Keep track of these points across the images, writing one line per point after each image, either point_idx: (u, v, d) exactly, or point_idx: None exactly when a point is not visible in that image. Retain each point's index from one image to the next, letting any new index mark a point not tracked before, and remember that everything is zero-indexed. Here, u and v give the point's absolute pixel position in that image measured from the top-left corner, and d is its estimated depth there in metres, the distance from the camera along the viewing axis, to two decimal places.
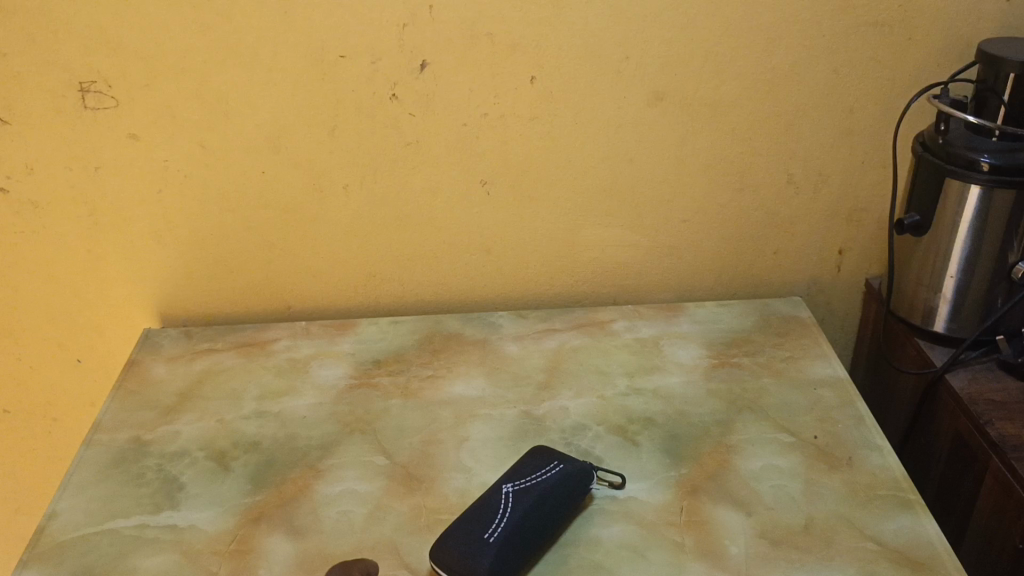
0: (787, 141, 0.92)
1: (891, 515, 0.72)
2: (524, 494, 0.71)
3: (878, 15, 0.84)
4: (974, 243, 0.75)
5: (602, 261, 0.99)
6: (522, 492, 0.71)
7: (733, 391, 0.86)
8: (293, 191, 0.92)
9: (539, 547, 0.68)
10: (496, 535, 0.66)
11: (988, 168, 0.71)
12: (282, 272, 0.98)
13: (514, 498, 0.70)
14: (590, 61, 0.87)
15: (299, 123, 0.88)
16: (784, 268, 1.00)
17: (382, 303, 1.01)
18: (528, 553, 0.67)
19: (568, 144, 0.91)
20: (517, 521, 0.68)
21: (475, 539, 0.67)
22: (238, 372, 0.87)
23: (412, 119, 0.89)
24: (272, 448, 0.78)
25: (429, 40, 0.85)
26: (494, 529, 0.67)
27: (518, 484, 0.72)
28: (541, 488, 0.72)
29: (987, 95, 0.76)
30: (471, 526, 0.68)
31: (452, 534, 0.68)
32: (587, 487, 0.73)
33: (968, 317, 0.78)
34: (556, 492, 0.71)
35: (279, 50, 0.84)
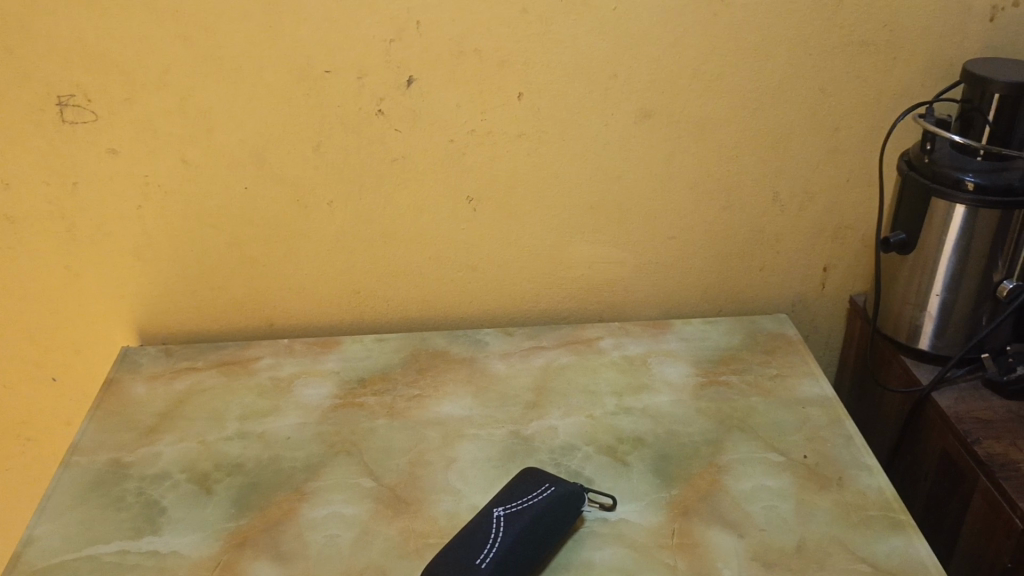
0: (772, 157, 0.94)
1: (883, 536, 0.70)
2: (517, 519, 0.67)
3: (861, 35, 0.87)
4: (959, 263, 0.86)
5: (588, 278, 1.01)
6: (514, 515, 0.68)
7: (722, 409, 0.85)
8: (278, 209, 0.93)
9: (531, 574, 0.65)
10: (489, 563, 0.63)
11: (973, 188, 0.82)
12: (267, 291, 0.98)
13: (506, 522, 0.67)
14: (578, 76, 0.87)
15: (288, 143, 0.89)
16: (769, 283, 1.04)
17: (366, 320, 1.02)
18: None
19: (556, 160, 0.92)
20: (510, 546, 0.65)
21: (464, 566, 0.63)
22: (221, 392, 0.88)
23: (398, 134, 0.89)
24: (254, 470, 0.77)
25: (418, 54, 0.84)
26: (486, 554, 0.64)
27: (510, 507, 0.69)
28: (533, 511, 0.68)
29: (973, 114, 0.85)
30: (460, 553, 0.64)
31: (441, 559, 0.64)
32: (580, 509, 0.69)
33: (953, 336, 0.90)
34: (550, 517, 0.67)
35: (265, 67, 0.84)
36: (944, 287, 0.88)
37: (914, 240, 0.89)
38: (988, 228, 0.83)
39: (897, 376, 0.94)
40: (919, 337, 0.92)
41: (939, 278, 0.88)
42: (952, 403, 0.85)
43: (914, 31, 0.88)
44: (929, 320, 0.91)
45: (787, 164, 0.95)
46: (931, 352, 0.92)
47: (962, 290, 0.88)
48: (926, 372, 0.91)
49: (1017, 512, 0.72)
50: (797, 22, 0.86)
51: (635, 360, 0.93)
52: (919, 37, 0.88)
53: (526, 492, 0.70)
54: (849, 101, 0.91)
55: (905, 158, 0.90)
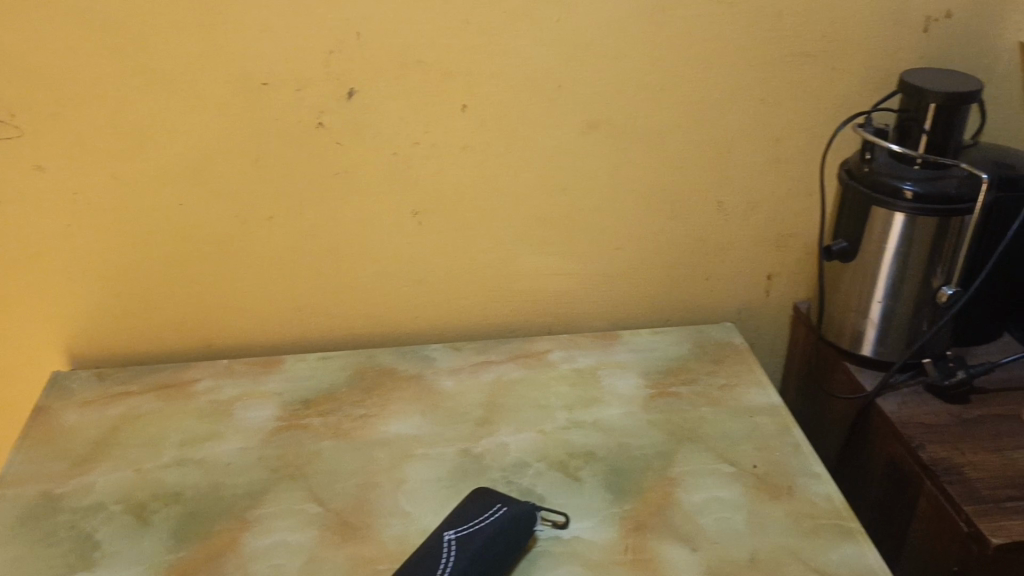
0: (717, 167, 0.95)
1: (834, 544, 0.70)
2: (468, 542, 0.66)
3: (801, 46, 0.88)
4: (899, 270, 0.88)
5: (536, 290, 1.00)
6: (466, 539, 0.66)
7: (672, 421, 0.85)
8: (216, 225, 0.90)
9: None
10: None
11: (912, 196, 0.83)
12: (205, 310, 0.95)
13: (457, 546, 0.66)
14: (523, 88, 0.86)
15: (226, 157, 0.86)
16: (715, 292, 1.04)
17: (309, 338, 0.99)
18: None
19: (502, 172, 0.91)
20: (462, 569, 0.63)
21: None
22: (158, 417, 0.84)
23: (340, 148, 0.87)
24: (194, 499, 0.74)
25: (359, 65, 0.83)
26: None
27: (462, 530, 0.67)
28: (485, 533, 0.66)
29: (911, 124, 0.86)
30: None
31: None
32: (532, 529, 0.68)
33: (895, 342, 0.92)
34: (503, 538, 0.66)
35: (200, 80, 0.81)
36: (885, 294, 0.89)
37: (855, 248, 0.90)
38: (926, 236, 0.85)
39: (841, 382, 0.96)
40: (862, 343, 0.93)
41: (881, 285, 0.89)
42: (896, 409, 0.87)
43: (851, 42, 0.89)
44: (871, 327, 0.92)
45: (731, 174, 0.95)
46: (874, 358, 0.93)
47: (903, 296, 0.89)
48: (869, 379, 0.92)
49: (962, 516, 0.73)
50: (738, 34, 0.86)
51: (585, 373, 0.92)
52: (856, 49, 0.89)
53: (477, 513, 0.69)
54: (790, 111, 0.92)
55: (845, 167, 0.91)
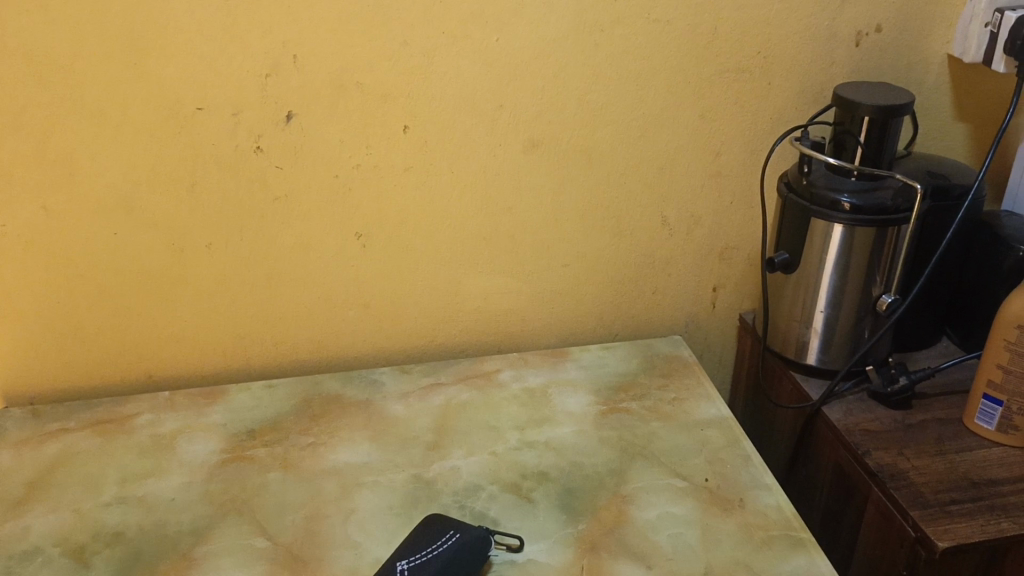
0: (659, 182, 0.95)
1: (785, 555, 0.71)
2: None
3: (737, 62, 0.90)
4: (840, 280, 0.89)
5: (485, 310, 0.99)
6: (419, 568, 0.65)
7: (623, 437, 0.85)
8: (153, 254, 0.87)
9: None
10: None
11: (849, 208, 0.84)
12: (144, 341, 0.93)
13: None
14: (464, 108, 0.86)
15: (161, 185, 0.84)
16: (662, 307, 1.04)
17: (254, 366, 0.97)
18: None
19: (446, 193, 0.90)
20: None
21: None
22: (96, 455, 0.81)
23: (280, 172, 0.85)
24: (136, 539, 0.71)
25: (296, 89, 0.81)
26: None
27: (415, 559, 0.66)
28: (439, 562, 0.65)
29: (845, 137, 0.88)
30: None
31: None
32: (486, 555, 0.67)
33: (838, 350, 0.93)
34: (457, 566, 0.65)
35: (131, 107, 0.79)
36: (827, 303, 0.91)
37: (797, 260, 0.91)
38: (865, 246, 0.86)
39: (788, 391, 0.97)
40: (807, 353, 0.95)
41: (822, 295, 0.91)
42: (842, 417, 0.88)
43: (786, 58, 0.91)
44: (815, 336, 0.93)
45: (673, 189, 0.96)
46: (819, 366, 0.94)
47: (844, 305, 0.90)
48: (815, 387, 0.94)
49: (909, 521, 0.75)
50: (675, 51, 0.87)
51: (535, 391, 0.92)
52: (790, 63, 0.91)
53: (430, 541, 0.68)
54: (728, 126, 0.94)
55: (784, 180, 0.93)
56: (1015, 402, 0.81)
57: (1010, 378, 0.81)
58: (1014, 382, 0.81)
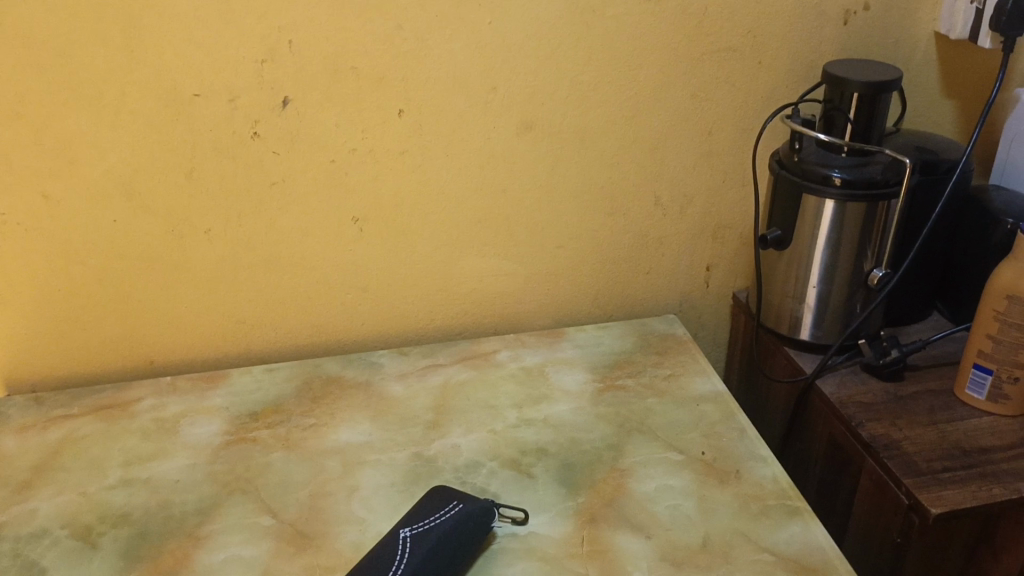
0: (652, 162, 0.96)
1: (782, 524, 0.72)
2: (423, 541, 0.66)
3: (727, 42, 0.91)
4: (831, 255, 0.90)
5: (481, 292, 1.00)
6: (420, 536, 0.66)
7: (620, 413, 0.86)
8: (151, 240, 0.88)
9: None
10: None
11: (840, 183, 0.86)
12: (144, 327, 0.93)
13: (412, 544, 0.66)
14: (458, 90, 0.87)
15: (159, 171, 0.84)
16: (657, 286, 1.06)
17: (253, 351, 0.98)
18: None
19: (441, 176, 0.91)
20: (416, 567, 0.64)
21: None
22: (100, 439, 0.82)
23: (276, 156, 0.86)
24: (142, 519, 0.72)
25: (291, 74, 0.82)
26: None
27: (416, 527, 0.68)
28: (441, 529, 0.67)
29: (835, 114, 0.89)
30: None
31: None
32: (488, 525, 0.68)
33: (831, 325, 0.95)
34: (459, 533, 0.66)
35: (129, 94, 0.80)
36: (819, 279, 0.92)
37: (789, 236, 0.92)
38: (855, 221, 0.87)
39: (782, 366, 0.98)
40: (800, 328, 0.96)
41: (814, 271, 0.92)
42: (836, 390, 0.89)
43: (775, 37, 0.92)
44: (808, 311, 0.95)
45: (666, 169, 0.97)
46: (812, 341, 0.96)
47: (836, 280, 0.92)
48: (809, 362, 0.95)
49: (902, 489, 0.76)
50: (667, 31, 0.88)
51: (532, 370, 0.93)
52: (780, 42, 0.92)
53: (433, 510, 0.69)
54: (720, 106, 0.95)
55: (776, 157, 0.94)
56: (1005, 371, 0.82)
57: (1000, 348, 0.82)
58: (1004, 352, 0.82)
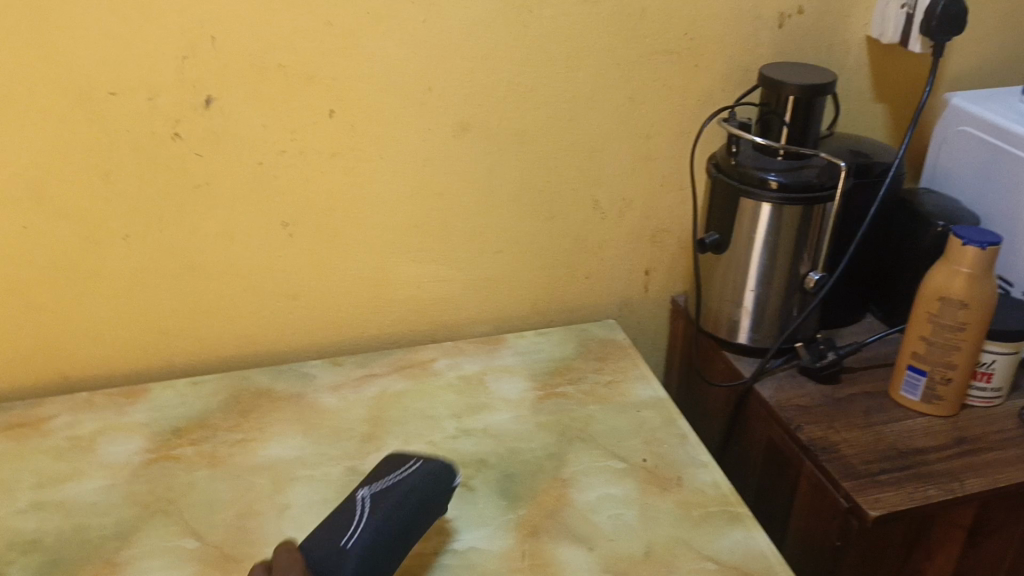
0: (590, 165, 0.95)
1: (724, 531, 0.71)
2: (383, 497, 0.66)
3: (664, 44, 0.90)
4: (768, 259, 0.90)
5: (417, 299, 0.98)
6: (381, 493, 0.67)
7: (561, 421, 0.85)
8: (64, 247, 0.83)
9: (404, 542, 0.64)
10: (355, 542, 0.62)
11: (777, 187, 0.85)
12: (58, 339, 0.88)
13: (374, 496, 0.66)
14: (391, 91, 0.84)
15: (71, 174, 0.80)
16: (596, 290, 1.04)
17: (177, 363, 0.93)
18: (392, 553, 0.63)
19: (375, 180, 0.89)
20: (377, 523, 0.64)
21: (331, 548, 0.62)
22: (8, 460, 0.77)
23: (199, 159, 0.82)
24: (55, 545, 0.68)
25: (215, 71, 0.78)
26: (352, 534, 0.63)
27: (376, 486, 0.68)
28: (401, 485, 0.67)
29: (772, 117, 0.89)
30: (328, 535, 0.63)
31: (310, 544, 0.62)
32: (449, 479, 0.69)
33: (768, 328, 0.95)
34: (425, 482, 0.68)
35: (37, 91, 0.75)
36: (757, 282, 0.92)
37: (727, 240, 0.92)
38: (792, 225, 0.87)
39: (721, 370, 0.98)
40: (738, 332, 0.96)
41: (752, 275, 0.92)
42: (774, 393, 0.89)
43: (712, 39, 0.91)
44: (746, 315, 0.94)
45: (604, 172, 0.96)
46: (750, 345, 0.96)
47: (773, 284, 0.92)
48: (747, 365, 0.95)
49: (842, 492, 0.76)
50: (603, 32, 0.87)
51: (471, 379, 0.91)
52: (716, 46, 0.92)
53: (394, 469, 0.70)
54: (658, 109, 0.94)
55: (713, 161, 0.93)
56: (938, 373, 0.83)
57: (933, 350, 0.83)
58: (938, 354, 0.83)
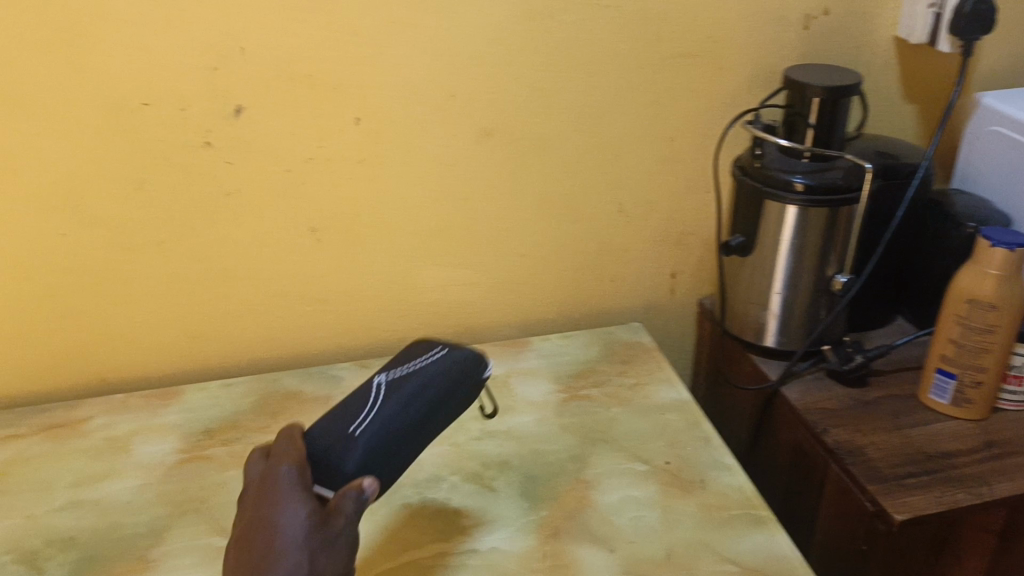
0: (614, 169, 0.95)
1: (746, 533, 0.71)
2: (399, 385, 0.66)
3: (687, 48, 0.90)
4: (794, 261, 0.90)
5: (443, 303, 0.99)
6: (398, 381, 0.67)
7: (584, 423, 0.85)
8: (101, 254, 0.86)
9: (417, 434, 0.64)
10: (362, 430, 0.62)
11: (802, 189, 0.85)
12: (95, 343, 0.91)
13: (387, 387, 0.66)
14: (415, 98, 0.85)
15: (107, 183, 0.82)
16: (622, 294, 1.05)
17: (209, 366, 0.95)
18: (398, 447, 0.63)
19: (399, 186, 0.90)
20: (388, 413, 0.63)
21: (338, 435, 0.62)
22: (47, 460, 0.80)
23: (229, 167, 0.84)
24: (90, 542, 0.70)
25: (243, 80, 0.80)
26: (361, 423, 0.63)
27: (394, 374, 0.68)
28: (419, 374, 0.67)
29: (796, 119, 0.89)
30: (339, 421, 0.63)
31: (319, 433, 0.63)
32: (472, 371, 0.69)
33: (795, 331, 0.94)
34: (440, 382, 0.66)
35: (74, 104, 0.78)
36: (783, 285, 0.92)
37: (752, 243, 0.92)
38: (818, 227, 0.87)
39: (748, 373, 0.98)
40: (765, 335, 0.95)
41: (779, 277, 0.92)
42: (800, 396, 0.89)
43: (736, 43, 0.91)
44: (772, 318, 0.94)
45: (628, 175, 0.96)
46: (777, 348, 0.95)
47: (800, 286, 0.91)
48: (774, 368, 0.94)
49: (867, 496, 0.76)
50: (625, 37, 0.88)
51: (495, 381, 0.92)
52: (740, 48, 0.92)
53: (419, 356, 0.70)
54: (681, 112, 0.94)
55: (738, 163, 0.93)
56: (968, 375, 0.82)
57: (962, 352, 0.82)
58: (967, 356, 0.82)
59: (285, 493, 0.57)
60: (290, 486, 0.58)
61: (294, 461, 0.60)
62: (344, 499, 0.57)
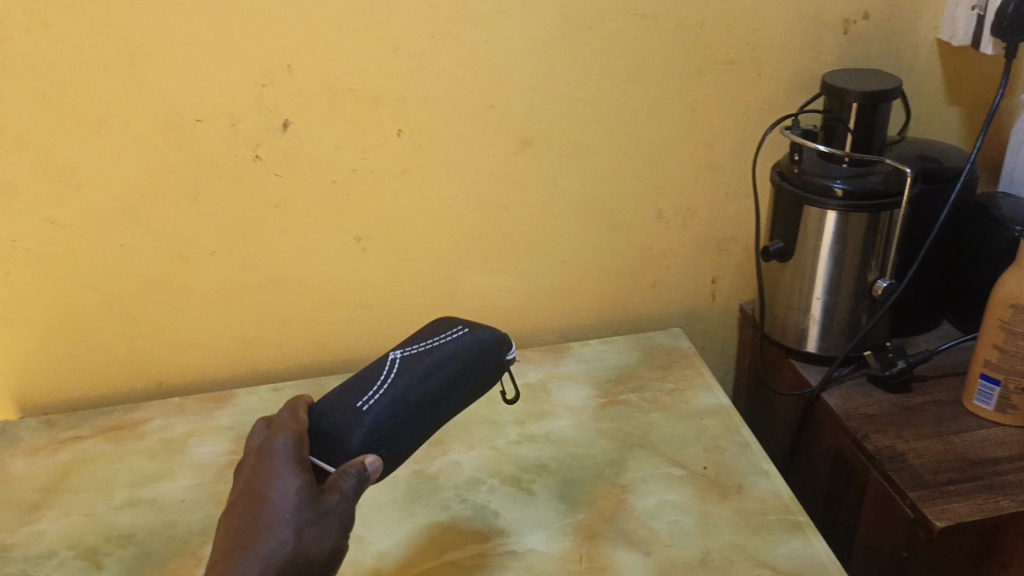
0: (653, 176, 0.96)
1: (783, 538, 0.71)
2: (413, 363, 0.65)
3: (724, 55, 0.91)
4: (835, 266, 0.90)
5: (484, 309, 1.01)
6: (413, 359, 0.66)
7: (622, 428, 0.86)
8: (158, 263, 0.90)
9: (425, 414, 0.64)
10: (371, 406, 0.62)
11: (841, 194, 0.85)
12: (153, 349, 0.95)
13: (400, 364, 0.65)
14: (455, 110, 0.88)
15: (163, 196, 0.86)
16: (662, 299, 1.05)
17: (260, 371, 0.99)
18: (408, 426, 0.63)
19: (441, 195, 0.92)
20: (399, 391, 0.63)
21: (347, 411, 0.62)
22: (107, 460, 0.84)
23: (278, 179, 0.87)
24: (147, 539, 0.74)
25: (291, 96, 0.83)
26: (370, 398, 0.62)
27: (410, 352, 0.67)
28: (434, 354, 0.66)
29: (835, 124, 0.89)
30: (349, 397, 0.63)
31: (329, 409, 0.63)
32: (488, 356, 0.68)
33: (837, 336, 0.94)
34: (454, 365, 0.66)
35: (132, 121, 0.82)
36: (824, 290, 0.92)
37: (792, 248, 0.92)
38: (858, 232, 0.87)
39: (789, 378, 0.98)
40: (806, 340, 0.95)
41: (819, 283, 0.91)
42: (841, 402, 0.89)
43: (774, 49, 0.92)
44: (814, 323, 0.94)
45: (667, 182, 0.97)
46: (818, 353, 0.95)
47: (841, 292, 0.91)
48: (815, 374, 0.94)
49: (907, 502, 0.75)
50: (663, 46, 0.89)
51: (535, 386, 0.93)
52: (778, 54, 0.92)
53: (438, 334, 0.69)
54: (720, 118, 0.95)
55: (776, 168, 0.93)
56: (1012, 381, 0.81)
57: (1006, 357, 0.81)
58: (1010, 361, 0.80)
59: (280, 465, 0.59)
60: (285, 458, 0.60)
61: (291, 434, 0.62)
62: (342, 476, 0.58)
